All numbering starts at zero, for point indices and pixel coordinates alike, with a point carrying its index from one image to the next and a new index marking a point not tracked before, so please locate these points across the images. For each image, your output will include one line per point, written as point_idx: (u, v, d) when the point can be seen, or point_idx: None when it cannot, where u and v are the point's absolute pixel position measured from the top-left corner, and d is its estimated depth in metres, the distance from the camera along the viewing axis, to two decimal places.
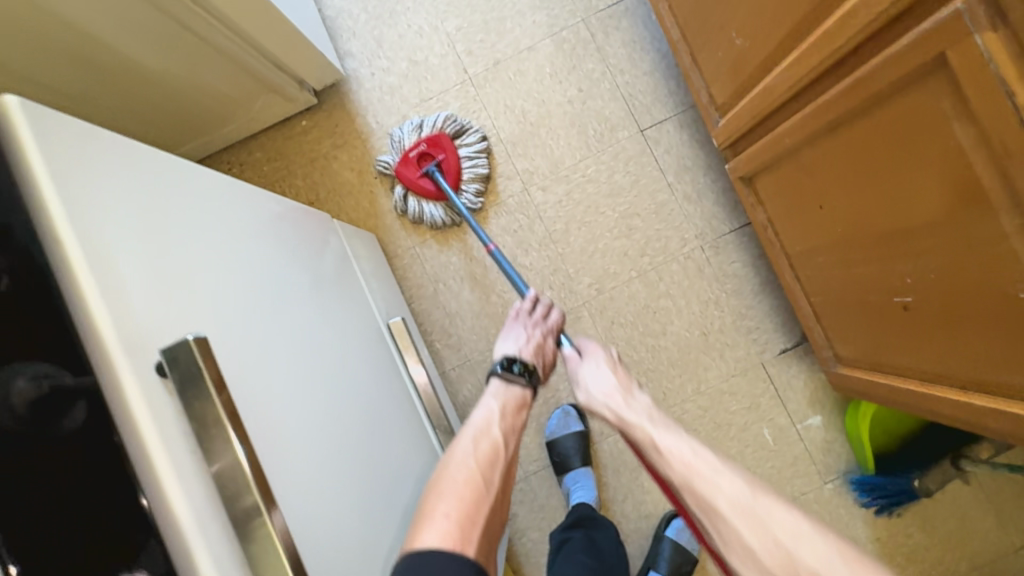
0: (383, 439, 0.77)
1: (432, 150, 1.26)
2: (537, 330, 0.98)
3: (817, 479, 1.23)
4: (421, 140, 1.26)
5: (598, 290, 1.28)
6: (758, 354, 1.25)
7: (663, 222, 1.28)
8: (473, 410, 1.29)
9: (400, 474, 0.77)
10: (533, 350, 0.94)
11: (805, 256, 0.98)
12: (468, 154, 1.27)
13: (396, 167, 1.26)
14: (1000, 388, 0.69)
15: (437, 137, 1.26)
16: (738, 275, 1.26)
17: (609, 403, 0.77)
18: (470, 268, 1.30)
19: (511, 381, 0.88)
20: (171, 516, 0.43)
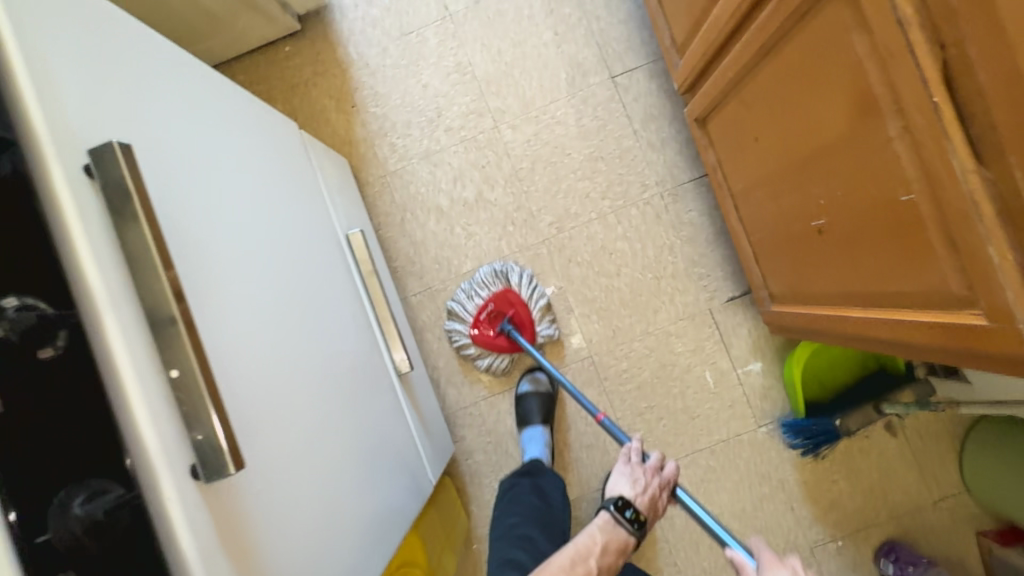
0: (322, 317, 0.82)
1: (502, 308, 1.29)
2: (654, 481, 0.97)
3: (752, 422, 1.29)
4: (488, 300, 1.29)
5: (558, 230, 1.33)
6: (706, 301, 1.31)
7: (626, 168, 1.32)
8: (430, 336, 1.35)
9: (338, 351, 0.82)
10: (646, 502, 0.94)
11: (746, 193, 1.02)
12: (536, 307, 1.30)
13: (470, 330, 1.29)
14: (885, 302, 0.74)
15: (506, 294, 1.29)
16: (693, 224, 1.31)
17: None
18: (437, 201, 1.35)
19: (620, 524, 0.90)
20: (87, 299, 0.45)
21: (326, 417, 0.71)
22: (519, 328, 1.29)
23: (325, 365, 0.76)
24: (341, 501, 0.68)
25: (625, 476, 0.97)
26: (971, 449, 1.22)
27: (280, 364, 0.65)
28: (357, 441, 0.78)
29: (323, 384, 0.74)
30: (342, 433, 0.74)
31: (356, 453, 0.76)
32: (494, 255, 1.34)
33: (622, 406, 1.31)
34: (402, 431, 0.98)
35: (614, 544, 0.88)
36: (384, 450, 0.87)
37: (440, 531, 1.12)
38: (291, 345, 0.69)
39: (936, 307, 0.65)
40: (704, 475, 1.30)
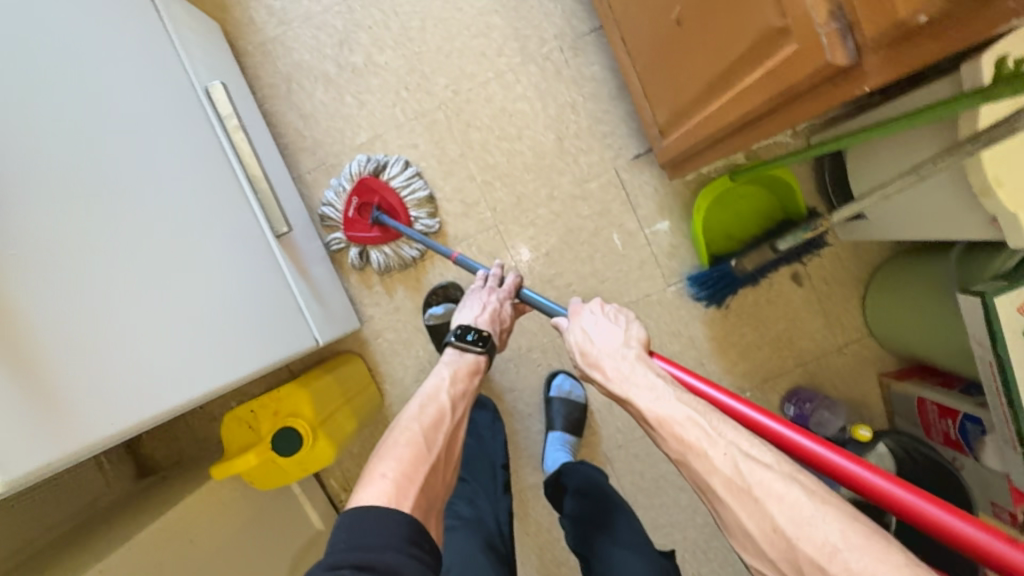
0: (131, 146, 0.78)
1: (366, 198, 1.23)
2: (494, 297, 1.02)
3: (661, 282, 1.28)
4: (351, 194, 1.23)
5: (454, 92, 1.26)
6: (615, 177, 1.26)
7: (522, 21, 1.24)
8: (329, 215, 1.29)
9: (163, 186, 0.80)
10: (488, 317, 0.99)
11: (626, 15, 0.96)
12: (407, 189, 1.24)
13: (347, 234, 1.24)
14: (730, 81, 0.70)
15: (364, 184, 1.23)
16: (595, 78, 1.24)
17: (599, 363, 0.77)
18: (324, 67, 1.26)
19: (466, 349, 0.94)
20: None
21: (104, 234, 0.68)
22: (391, 213, 1.25)
23: (120, 189, 0.73)
24: (121, 316, 0.67)
25: (473, 304, 1.01)
26: (873, 294, 1.23)
27: (49, 179, 0.64)
28: (177, 271, 0.77)
29: (106, 204, 0.70)
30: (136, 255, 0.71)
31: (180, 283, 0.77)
32: (389, 125, 1.27)
33: (531, 274, 1.29)
34: (265, 283, 0.95)
35: (463, 384, 0.90)
36: (221, 290, 0.84)
37: (340, 396, 1.08)
38: (54, 154, 0.66)
39: (766, 57, 0.61)
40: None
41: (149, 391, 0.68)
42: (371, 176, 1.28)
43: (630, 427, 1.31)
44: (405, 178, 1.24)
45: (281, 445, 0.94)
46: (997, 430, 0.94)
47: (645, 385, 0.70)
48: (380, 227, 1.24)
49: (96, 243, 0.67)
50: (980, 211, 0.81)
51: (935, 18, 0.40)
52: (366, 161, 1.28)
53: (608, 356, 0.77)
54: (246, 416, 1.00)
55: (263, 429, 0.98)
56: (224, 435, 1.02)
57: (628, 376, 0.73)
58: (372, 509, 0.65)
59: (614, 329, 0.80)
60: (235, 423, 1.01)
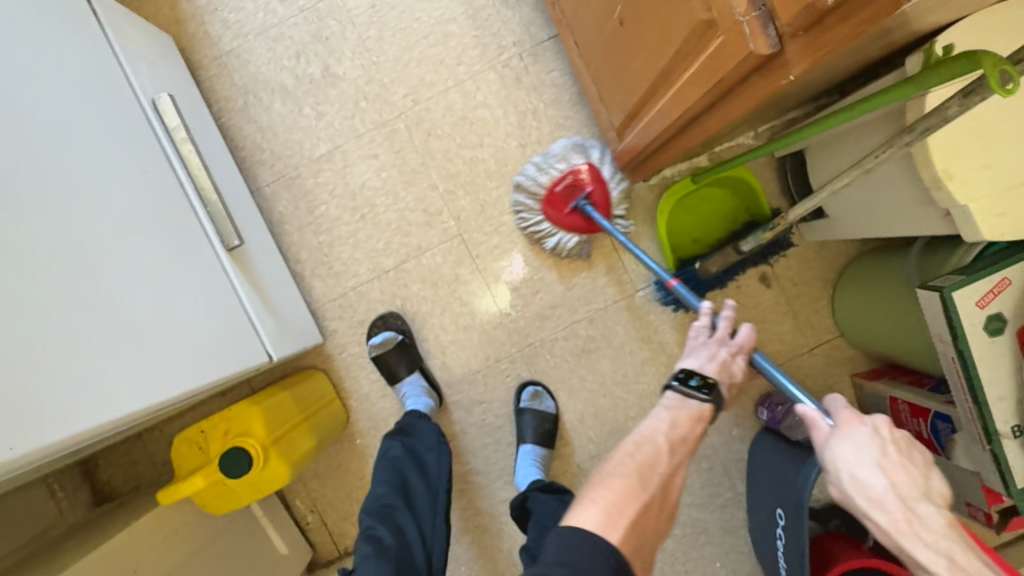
0: (57, 150, 0.73)
1: (582, 183, 1.18)
2: (722, 351, 0.84)
3: (629, 288, 1.26)
4: (567, 174, 1.19)
5: (414, 101, 1.25)
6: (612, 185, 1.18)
7: (480, 28, 1.23)
8: (289, 227, 1.27)
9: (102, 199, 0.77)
10: (717, 367, 0.82)
11: (575, 17, 0.96)
12: (615, 183, 1.19)
13: (543, 210, 1.20)
14: (671, 77, 0.69)
15: (585, 169, 1.18)
16: (555, 85, 1.24)
17: (854, 488, 0.62)
18: (281, 79, 1.25)
19: (689, 396, 0.79)
20: None
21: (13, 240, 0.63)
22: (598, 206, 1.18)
23: (37, 194, 0.68)
24: (38, 332, 0.62)
25: (695, 353, 0.86)
26: (841, 294, 1.21)
27: None
28: (113, 288, 0.73)
29: (28, 210, 0.65)
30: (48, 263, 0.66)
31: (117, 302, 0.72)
32: (349, 135, 1.26)
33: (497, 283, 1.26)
34: (211, 296, 0.91)
35: (684, 431, 0.76)
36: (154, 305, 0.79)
37: (296, 413, 1.04)
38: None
39: (699, 51, 0.60)
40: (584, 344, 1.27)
41: (64, 412, 0.61)
42: (331, 187, 1.26)
43: (603, 436, 1.28)
44: (560, 169, 1.19)
45: (228, 467, 0.90)
46: (963, 427, 0.93)
47: (926, 534, 0.57)
48: (583, 217, 1.19)
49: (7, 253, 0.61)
50: (933, 204, 0.80)
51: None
52: (326, 173, 1.26)
53: (874, 489, 0.61)
54: (195, 437, 0.96)
55: (212, 451, 0.94)
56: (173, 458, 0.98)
57: (921, 532, 0.58)
58: (587, 533, 0.61)
59: (894, 468, 0.61)
60: (181, 445, 0.97)
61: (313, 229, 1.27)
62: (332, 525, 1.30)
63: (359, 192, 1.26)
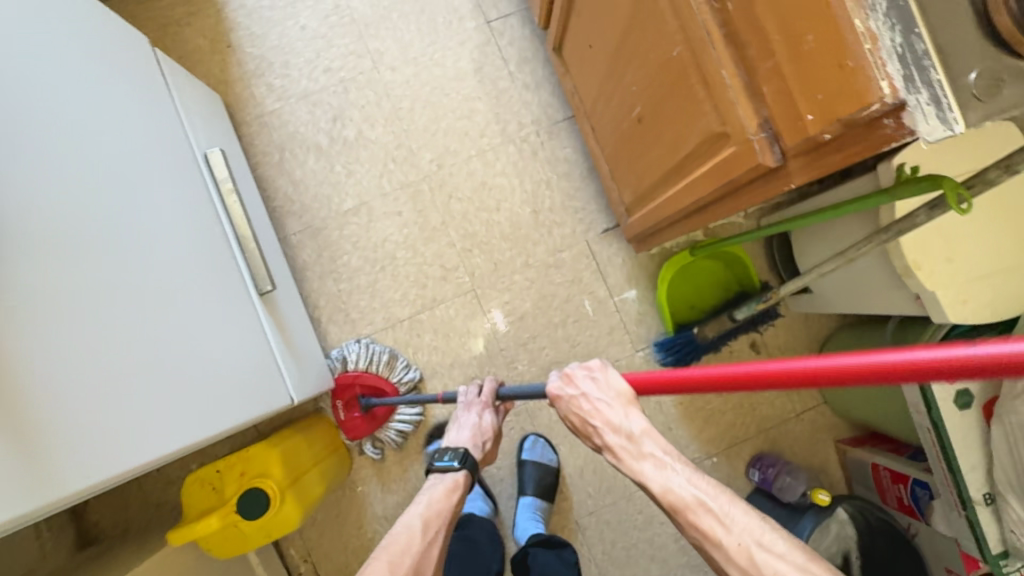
0: (128, 196, 0.79)
1: (349, 393, 1.27)
2: (478, 411, 0.97)
3: (629, 348, 1.34)
4: (340, 410, 1.27)
5: (439, 166, 1.36)
6: (382, 372, 1.28)
7: (502, 107, 1.38)
8: (311, 274, 1.33)
9: (163, 246, 0.83)
10: (469, 434, 0.94)
11: (595, 110, 1.09)
12: (378, 361, 1.27)
13: (352, 434, 1.26)
14: (682, 169, 0.81)
15: (337, 385, 1.27)
16: (568, 160, 1.37)
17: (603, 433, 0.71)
18: (317, 139, 1.35)
19: (446, 470, 0.90)
20: None
21: (69, 281, 0.65)
22: (376, 393, 1.28)
23: (101, 235, 0.72)
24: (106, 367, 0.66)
25: (457, 426, 0.96)
26: None
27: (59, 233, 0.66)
28: (168, 329, 0.77)
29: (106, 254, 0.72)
30: (104, 302, 0.68)
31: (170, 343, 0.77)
32: (376, 192, 1.35)
33: (505, 337, 1.34)
34: (244, 338, 0.95)
35: (440, 507, 0.85)
36: (191, 346, 0.81)
37: (308, 459, 1.06)
38: (45, 197, 0.65)
39: (711, 154, 0.71)
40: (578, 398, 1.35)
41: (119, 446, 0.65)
42: (353, 239, 1.34)
43: (601, 493, 1.31)
44: (394, 364, 1.28)
45: (245, 508, 0.91)
46: (942, 493, 1.00)
47: (639, 457, 0.70)
48: (371, 413, 1.27)
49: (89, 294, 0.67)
50: (905, 289, 0.91)
51: (836, 135, 0.50)
52: (351, 226, 1.34)
53: (613, 431, 0.71)
54: (211, 477, 0.97)
55: (228, 492, 0.95)
56: (185, 497, 0.98)
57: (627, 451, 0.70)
58: None
59: (602, 407, 0.71)
60: (197, 484, 0.98)
61: (334, 277, 1.33)
62: None
63: (381, 245, 1.34)
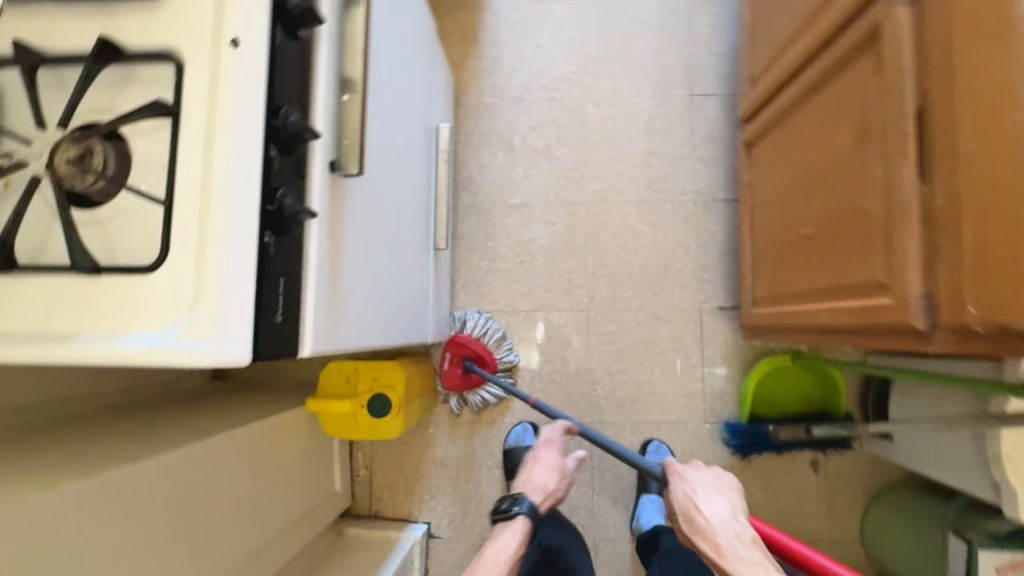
0: (398, 150, 1.04)
1: (459, 350, 1.46)
2: (551, 455, 1.25)
3: (700, 416, 1.46)
4: (445, 361, 1.46)
5: (601, 198, 1.54)
6: (490, 347, 1.47)
7: (674, 169, 1.53)
8: (463, 244, 1.56)
9: (403, 193, 1.07)
10: (535, 484, 1.22)
11: (765, 209, 1.23)
12: (492, 337, 1.47)
13: (447, 384, 1.46)
14: (828, 292, 0.95)
15: (455, 339, 1.46)
16: (712, 235, 1.51)
17: (709, 518, 1.06)
18: (513, 138, 1.58)
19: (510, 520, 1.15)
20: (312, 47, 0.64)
21: (373, 202, 0.89)
22: (479, 361, 1.46)
23: (387, 175, 0.96)
24: (375, 269, 0.90)
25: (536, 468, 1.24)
26: (874, 508, 1.37)
27: (377, 166, 0.90)
28: (394, 255, 1.01)
29: (386, 189, 0.96)
30: (379, 224, 0.92)
31: (394, 267, 1.01)
32: (541, 199, 1.56)
33: (598, 360, 1.50)
34: (421, 279, 1.19)
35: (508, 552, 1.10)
36: (400, 273, 1.05)
37: (415, 388, 1.28)
38: (380, 139, 0.90)
39: (862, 295, 0.85)
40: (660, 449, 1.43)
41: (372, 329, 0.88)
42: (508, 229, 1.55)
43: (623, 526, 1.45)
44: (502, 345, 1.48)
45: (376, 407, 1.15)
46: None
47: (745, 560, 0.99)
48: (468, 374, 1.46)
49: (375, 215, 0.91)
50: (987, 475, 0.99)
51: (987, 330, 0.64)
52: (511, 218, 1.56)
53: (723, 528, 1.04)
54: (350, 371, 1.20)
55: (363, 388, 1.18)
56: (323, 377, 1.21)
57: (737, 545, 1.01)
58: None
59: (710, 497, 1.09)
60: (336, 371, 1.21)
61: (480, 254, 1.55)
62: (375, 486, 1.50)
63: (527, 243, 1.55)
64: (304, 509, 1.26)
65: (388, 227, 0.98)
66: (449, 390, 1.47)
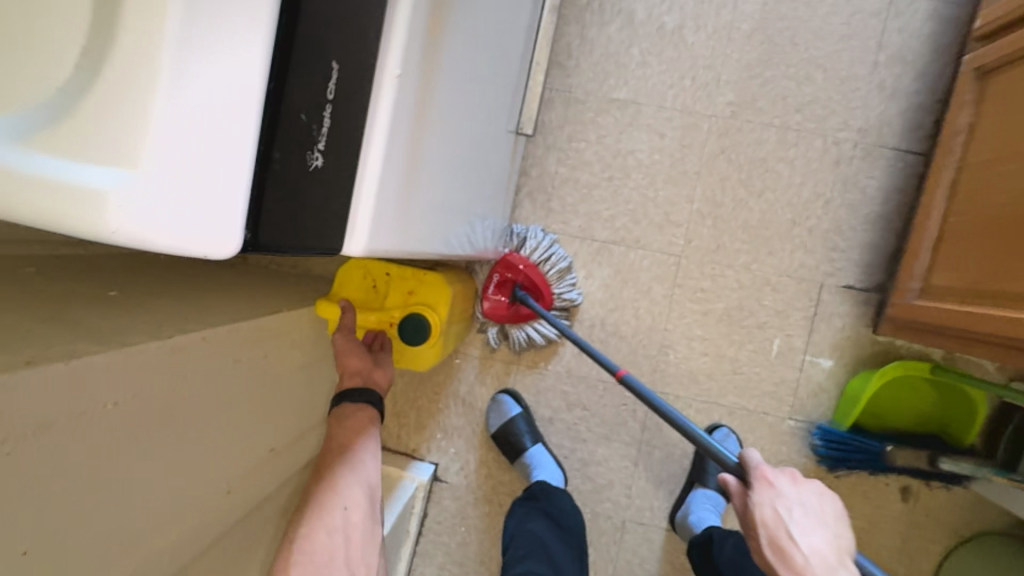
0: None
1: (510, 275, 1.15)
2: None
3: (783, 411, 1.20)
4: (490, 285, 1.14)
5: (731, 114, 1.16)
6: (547, 277, 1.16)
7: (840, 94, 1.14)
8: (540, 140, 1.20)
9: (499, 36, 0.73)
10: None
11: (989, 168, 0.86)
12: (553, 267, 1.16)
13: (487, 313, 1.16)
14: None
15: (508, 261, 1.14)
16: (864, 192, 1.15)
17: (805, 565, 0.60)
18: (634, 7, 1.16)
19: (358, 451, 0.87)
20: None
21: (471, 29, 0.57)
22: (532, 292, 1.16)
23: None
24: (452, 140, 0.60)
25: None
26: (963, 554, 1.15)
27: None
28: (474, 128, 0.70)
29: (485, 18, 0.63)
30: (470, 70, 0.60)
31: (470, 145, 0.70)
32: (653, 99, 1.17)
33: (677, 320, 1.21)
34: (490, 169, 0.87)
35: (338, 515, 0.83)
36: (474, 156, 0.74)
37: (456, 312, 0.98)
38: None
39: None
40: (727, 437, 1.17)
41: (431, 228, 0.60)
42: (601, 132, 1.19)
43: (659, 512, 1.24)
44: (563, 279, 1.18)
45: (409, 331, 0.86)
46: None
47: None
48: (517, 305, 1.16)
49: (469, 54, 0.59)
50: None
51: None
52: (608, 118, 1.18)
53: None
54: (377, 277, 0.89)
55: (394, 304, 0.88)
56: (342, 276, 0.91)
57: None
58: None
59: (806, 529, 0.62)
60: (360, 273, 0.90)
61: (559, 158, 1.20)
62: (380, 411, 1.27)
63: (622, 155, 1.19)
64: (297, 430, 1.01)
65: (477, 81, 0.66)
66: (488, 320, 1.17)
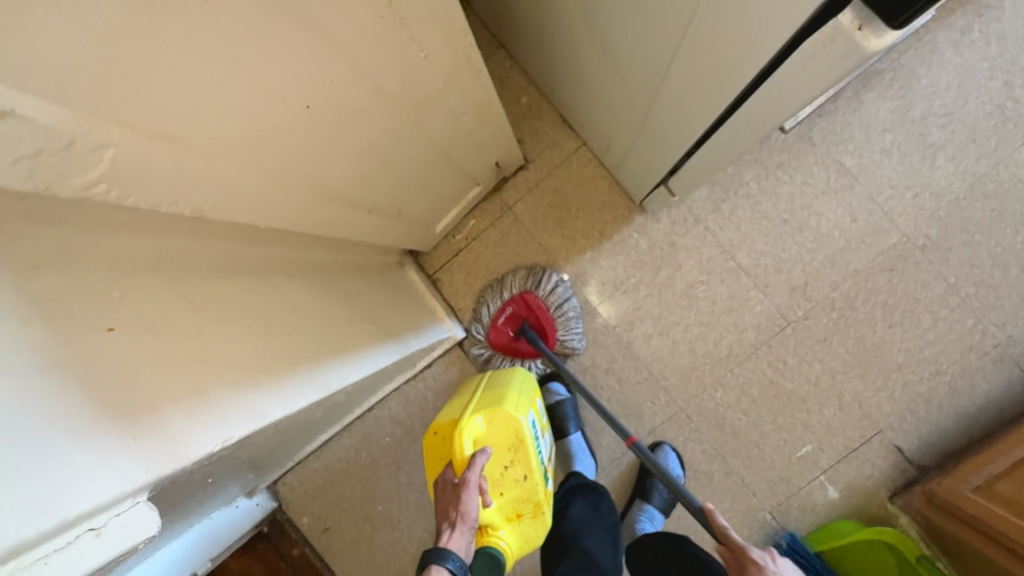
0: None
1: (520, 312, 1.23)
2: None
3: (769, 504, 1.23)
4: (501, 311, 1.23)
5: (921, 246, 1.18)
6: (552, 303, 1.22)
7: (1018, 297, 1.17)
8: (757, 149, 1.21)
9: None
10: None
11: None
12: (549, 286, 1.22)
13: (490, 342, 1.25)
14: None
15: (524, 296, 1.22)
16: (973, 387, 1.18)
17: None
18: (918, 104, 1.17)
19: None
20: None
21: None
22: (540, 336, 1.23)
23: None
24: None
25: None
26: None
27: None
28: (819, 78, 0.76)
29: None
30: None
31: None
32: (871, 186, 1.19)
33: (745, 370, 1.24)
34: None
35: None
36: None
37: None
38: None
39: None
40: (666, 454, 1.21)
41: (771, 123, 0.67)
42: (808, 180, 1.20)
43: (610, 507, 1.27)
44: (562, 302, 1.22)
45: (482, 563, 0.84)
46: None
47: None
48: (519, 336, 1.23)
49: None
50: None
51: None
52: (824, 173, 1.20)
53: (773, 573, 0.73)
54: (514, 470, 0.89)
55: (499, 512, 0.89)
56: (488, 427, 0.90)
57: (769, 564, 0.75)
58: None
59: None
60: (506, 442, 0.90)
61: (760, 174, 1.22)
62: (456, 262, 1.30)
63: (810, 210, 1.21)
64: (416, 214, 1.02)
65: None
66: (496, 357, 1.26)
